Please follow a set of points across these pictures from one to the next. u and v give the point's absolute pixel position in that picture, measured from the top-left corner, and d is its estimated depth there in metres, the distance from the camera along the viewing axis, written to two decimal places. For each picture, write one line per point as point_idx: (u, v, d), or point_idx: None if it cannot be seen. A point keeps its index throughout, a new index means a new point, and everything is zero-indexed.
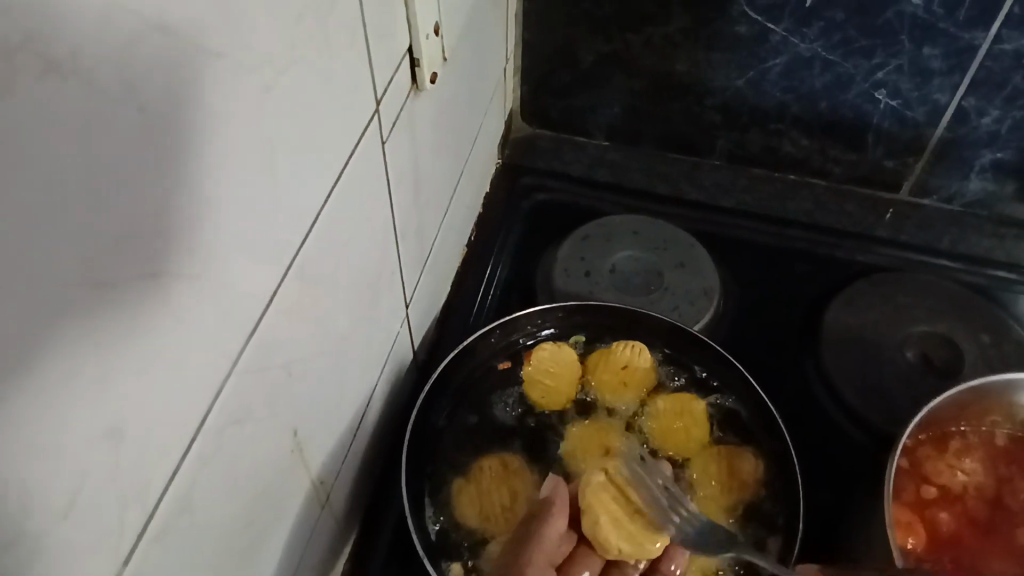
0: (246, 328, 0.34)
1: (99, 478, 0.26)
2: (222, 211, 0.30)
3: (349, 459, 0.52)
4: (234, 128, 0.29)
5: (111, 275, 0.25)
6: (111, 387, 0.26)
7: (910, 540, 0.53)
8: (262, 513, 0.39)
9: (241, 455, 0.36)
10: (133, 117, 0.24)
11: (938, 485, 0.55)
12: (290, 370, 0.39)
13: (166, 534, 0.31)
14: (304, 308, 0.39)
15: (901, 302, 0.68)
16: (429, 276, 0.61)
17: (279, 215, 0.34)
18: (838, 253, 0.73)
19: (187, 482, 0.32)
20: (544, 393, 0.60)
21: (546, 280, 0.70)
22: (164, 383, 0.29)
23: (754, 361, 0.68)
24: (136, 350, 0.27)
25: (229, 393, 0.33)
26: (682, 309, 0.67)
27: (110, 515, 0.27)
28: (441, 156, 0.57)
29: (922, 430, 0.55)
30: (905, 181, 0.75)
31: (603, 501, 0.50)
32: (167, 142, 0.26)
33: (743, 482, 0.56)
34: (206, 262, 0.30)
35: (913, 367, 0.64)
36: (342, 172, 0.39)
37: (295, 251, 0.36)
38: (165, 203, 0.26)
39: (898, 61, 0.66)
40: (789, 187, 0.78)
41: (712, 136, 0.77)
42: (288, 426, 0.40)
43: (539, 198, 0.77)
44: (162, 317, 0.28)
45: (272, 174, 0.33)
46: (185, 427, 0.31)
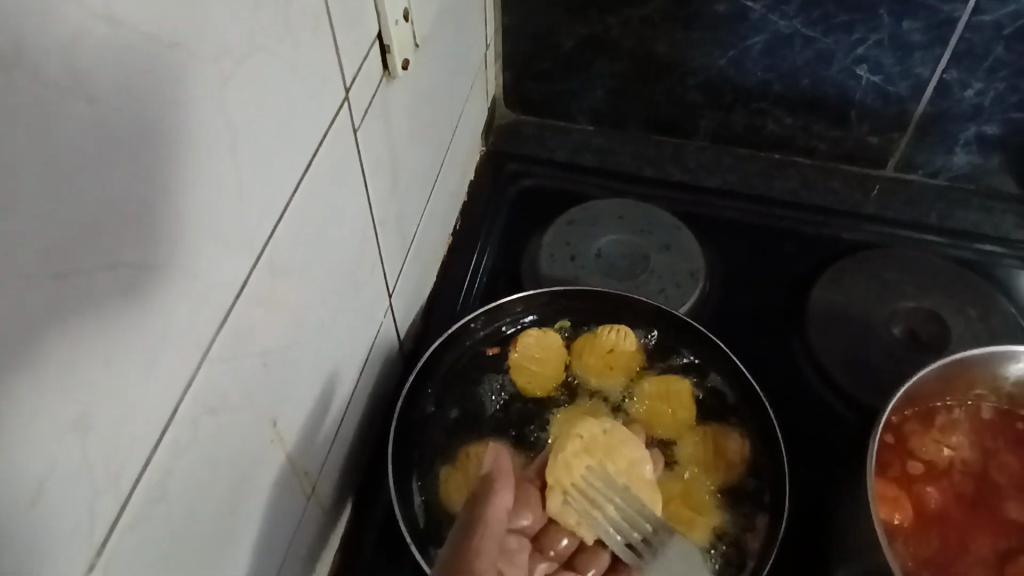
0: (218, 318, 0.34)
1: (66, 471, 0.26)
2: (187, 199, 0.30)
3: (336, 447, 0.52)
4: (194, 120, 0.29)
5: (72, 267, 0.25)
6: (77, 378, 0.26)
7: (896, 515, 0.53)
8: (242, 503, 0.40)
9: (219, 447, 0.36)
10: (84, 109, 0.24)
11: (923, 460, 0.55)
12: (267, 362, 0.39)
13: (141, 523, 0.31)
14: (278, 297, 0.39)
15: (886, 277, 0.68)
16: (412, 265, 0.61)
17: (246, 206, 0.34)
18: (824, 231, 0.74)
19: (162, 474, 0.32)
20: (530, 378, 0.60)
21: (533, 266, 0.70)
22: (133, 375, 0.29)
23: (741, 340, 0.68)
24: (103, 341, 0.27)
25: (202, 385, 0.33)
26: (668, 292, 0.68)
27: (79, 505, 0.27)
28: (419, 144, 0.56)
29: (907, 405, 0.55)
30: (891, 157, 0.75)
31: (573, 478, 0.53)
32: (125, 134, 0.26)
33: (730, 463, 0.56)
34: (172, 251, 0.30)
35: (899, 342, 0.64)
36: (312, 161, 0.39)
37: (264, 241, 0.36)
38: (126, 195, 0.26)
39: (878, 36, 0.65)
40: (774, 166, 0.78)
41: (696, 117, 0.77)
42: (267, 414, 0.40)
43: (525, 183, 0.77)
44: (129, 307, 0.28)
45: (237, 165, 0.33)
46: (157, 418, 0.31)
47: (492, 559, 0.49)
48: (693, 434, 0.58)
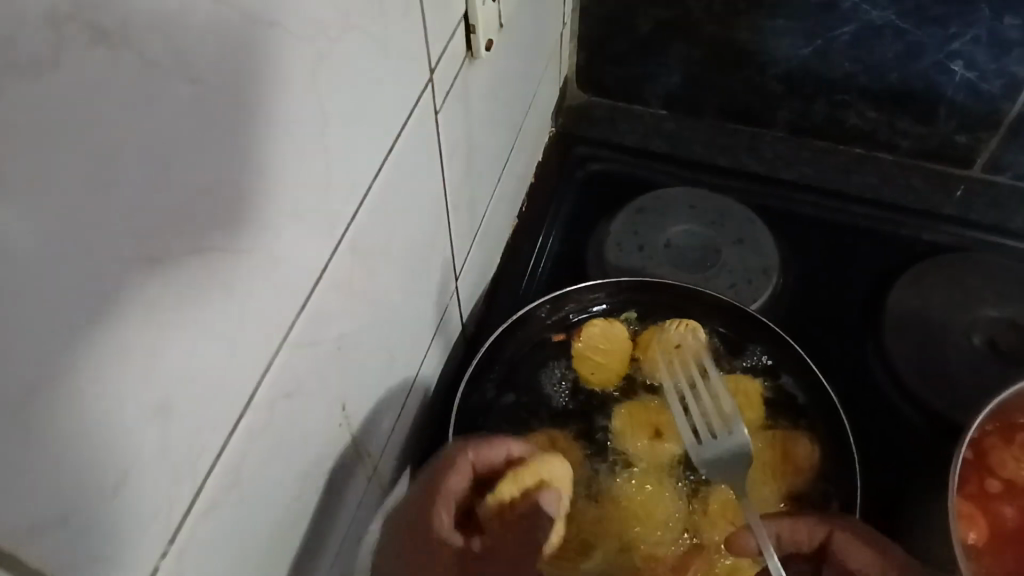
0: (297, 304, 0.33)
1: (149, 455, 0.26)
2: (274, 182, 0.29)
3: (398, 430, 0.51)
4: (285, 101, 0.28)
5: (164, 250, 0.24)
6: (162, 364, 0.25)
7: (971, 533, 0.52)
8: (311, 485, 0.40)
9: (291, 432, 0.36)
10: (186, 89, 0.23)
11: (1002, 478, 0.53)
12: (341, 346, 0.38)
13: (215, 507, 0.31)
14: (355, 283, 0.38)
15: (968, 283, 0.65)
16: (479, 248, 0.60)
17: (330, 190, 0.33)
18: (903, 232, 0.71)
19: (236, 458, 0.32)
20: (593, 369, 0.59)
21: (598, 256, 0.69)
22: (215, 359, 0.28)
23: (810, 340, 0.67)
24: (189, 325, 0.26)
25: (279, 369, 0.33)
26: (738, 288, 0.66)
27: (159, 489, 0.27)
28: (494, 126, 0.55)
29: (989, 420, 0.53)
30: (978, 157, 0.72)
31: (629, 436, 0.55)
32: (221, 115, 0.25)
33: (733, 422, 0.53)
34: (259, 234, 0.29)
35: (980, 352, 0.62)
36: (395, 143, 0.39)
37: (346, 225, 0.36)
38: (217, 178, 0.26)
39: (975, 31, 0.62)
40: (854, 161, 0.75)
41: (775, 107, 0.74)
42: (338, 397, 0.40)
43: (592, 167, 0.76)
44: (214, 291, 0.27)
45: (324, 148, 0.32)
46: (235, 403, 0.30)
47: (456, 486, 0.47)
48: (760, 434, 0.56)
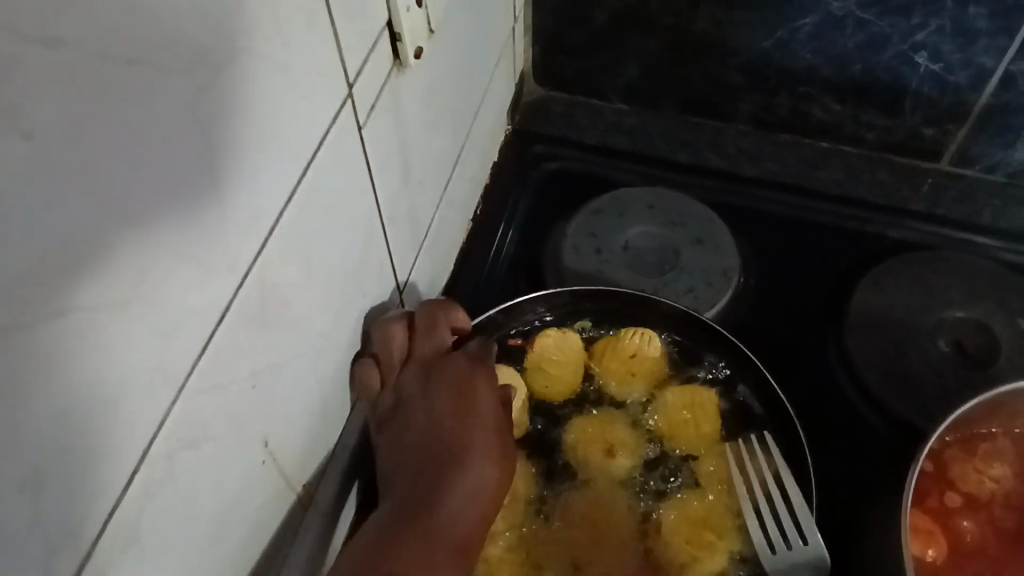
0: (196, 348, 0.31)
1: (14, 534, 0.24)
2: (154, 226, 0.27)
3: (337, 455, 0.49)
4: (157, 140, 0.26)
5: (6, 321, 0.22)
6: (18, 439, 0.23)
7: (929, 550, 0.50)
8: (231, 528, 0.37)
9: (199, 478, 0.33)
10: (19, 145, 0.21)
11: (963, 491, 0.52)
12: (256, 383, 0.36)
13: (107, 572, 0.29)
14: (269, 315, 0.36)
15: (932, 282, 0.64)
16: (426, 256, 0.58)
17: (229, 224, 0.31)
18: (869, 228, 0.69)
19: (132, 516, 0.29)
20: (545, 382, 0.57)
21: (555, 258, 0.67)
22: (92, 422, 0.26)
23: (770, 343, 0.65)
24: (53, 390, 0.24)
25: (178, 419, 0.31)
26: (698, 292, 0.64)
27: (30, 565, 0.25)
28: (435, 131, 0.53)
29: (950, 432, 0.51)
30: (945, 150, 0.70)
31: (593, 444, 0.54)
32: (76, 167, 0.23)
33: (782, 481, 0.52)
34: (141, 283, 0.27)
35: (943, 355, 0.60)
36: (309, 164, 0.36)
37: (251, 257, 0.33)
38: (73, 235, 0.23)
39: (939, 21, 0.60)
40: (818, 155, 0.73)
41: (737, 100, 0.72)
42: (258, 435, 0.38)
43: (549, 166, 0.73)
44: (88, 351, 0.25)
45: (216, 180, 0.30)
46: (123, 462, 0.28)
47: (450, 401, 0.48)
48: (715, 449, 0.55)
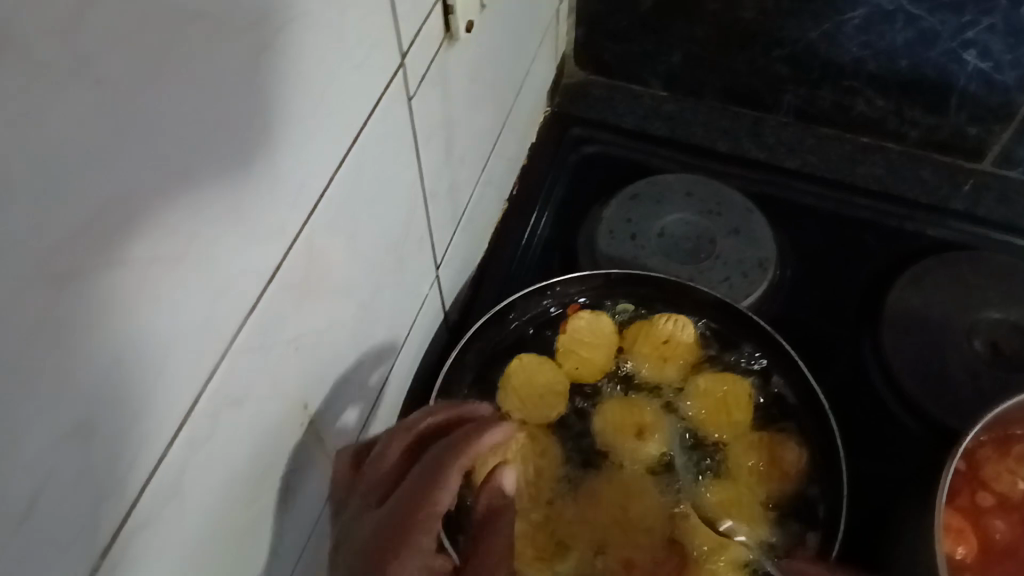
0: (243, 308, 0.31)
1: (68, 479, 0.24)
2: (210, 184, 0.27)
3: (369, 427, 0.50)
4: (215, 100, 0.26)
5: (75, 265, 0.22)
6: (78, 385, 0.23)
7: (959, 548, 0.50)
8: (267, 489, 0.38)
9: (241, 436, 0.34)
10: (92, 92, 0.21)
11: (996, 492, 0.51)
12: (300, 346, 0.37)
13: (151, 523, 0.29)
14: (315, 280, 0.36)
15: (971, 282, 0.63)
16: (463, 234, 0.58)
17: (279, 190, 0.31)
18: (908, 226, 0.68)
19: (175, 473, 0.30)
20: (577, 364, 0.57)
21: (590, 241, 0.67)
22: (142, 376, 0.26)
23: (803, 336, 0.64)
24: (111, 340, 0.24)
25: (225, 377, 0.31)
26: (732, 281, 0.63)
27: (82, 512, 0.25)
28: (478, 109, 0.53)
29: (985, 431, 0.50)
30: (989, 150, 0.69)
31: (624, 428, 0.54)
32: (141, 117, 0.23)
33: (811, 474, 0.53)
34: (196, 240, 0.27)
35: (979, 356, 0.59)
36: (361, 131, 0.36)
37: (302, 220, 0.34)
38: (138, 184, 0.23)
39: (991, 19, 0.59)
40: (859, 150, 0.72)
41: (780, 91, 0.71)
42: (298, 397, 0.38)
43: (587, 150, 0.73)
44: (145, 303, 0.25)
45: (270, 141, 0.30)
46: (169, 419, 0.28)
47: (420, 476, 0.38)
48: (747, 437, 0.54)
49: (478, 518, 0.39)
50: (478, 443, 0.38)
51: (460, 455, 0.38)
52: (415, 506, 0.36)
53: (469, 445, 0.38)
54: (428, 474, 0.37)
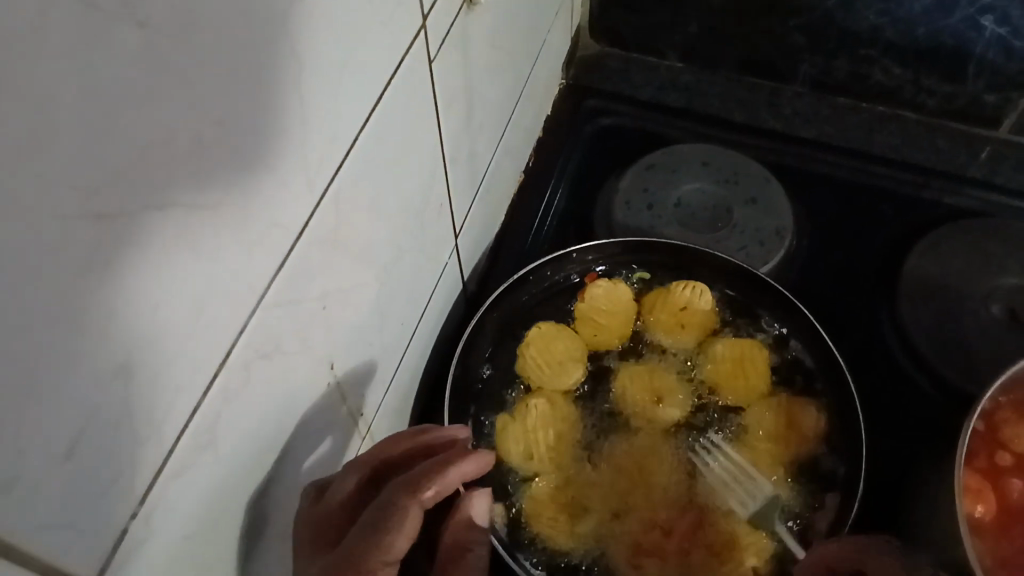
0: (273, 262, 0.32)
1: (108, 418, 0.25)
2: (243, 135, 0.28)
3: (390, 391, 0.51)
4: (250, 51, 0.27)
5: (118, 205, 0.23)
6: (117, 325, 0.24)
7: (978, 507, 0.50)
8: (294, 446, 0.39)
9: (270, 391, 0.34)
10: (135, 34, 0.22)
11: (1015, 453, 0.51)
12: (327, 305, 0.37)
13: (186, 470, 0.30)
14: (340, 238, 0.37)
15: (988, 249, 0.63)
16: (481, 204, 0.58)
17: (307, 148, 0.32)
18: (924, 194, 0.68)
19: (209, 423, 0.30)
20: (595, 331, 0.57)
21: (606, 212, 0.67)
22: (181, 321, 0.27)
23: (819, 304, 0.65)
24: (148, 284, 0.25)
25: (256, 329, 0.32)
26: (749, 250, 0.64)
27: (122, 453, 0.26)
28: (496, 78, 0.53)
29: (1002, 392, 0.50)
30: (1006, 117, 0.68)
31: (641, 391, 0.55)
32: (180, 64, 0.24)
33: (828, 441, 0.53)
34: (227, 190, 0.28)
35: (998, 322, 0.59)
36: (384, 92, 0.37)
37: (329, 177, 0.34)
38: (176, 130, 0.24)
39: None
40: (876, 119, 0.72)
41: (796, 61, 0.71)
42: (324, 356, 0.39)
43: (602, 122, 0.73)
44: (179, 249, 0.26)
45: (301, 97, 0.30)
46: (204, 367, 0.29)
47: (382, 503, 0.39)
48: (764, 401, 0.54)
49: (445, 552, 0.44)
50: (435, 479, 0.39)
51: (414, 493, 0.38)
52: (364, 548, 0.37)
53: (423, 482, 0.39)
54: (379, 513, 0.38)
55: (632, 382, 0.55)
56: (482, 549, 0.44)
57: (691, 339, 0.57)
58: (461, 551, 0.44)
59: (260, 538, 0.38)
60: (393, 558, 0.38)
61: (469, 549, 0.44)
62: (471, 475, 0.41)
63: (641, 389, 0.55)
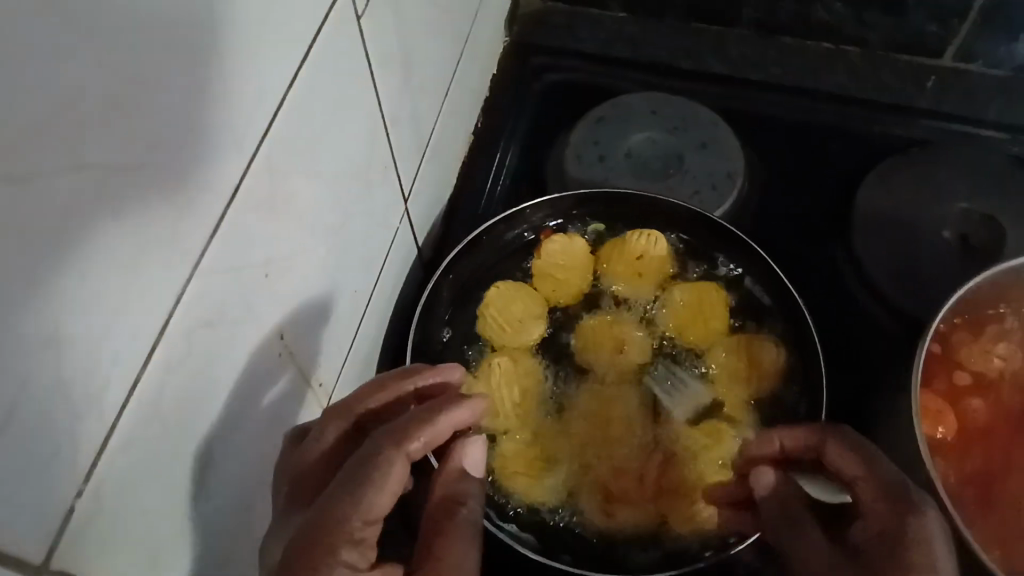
0: (206, 229, 0.31)
1: (44, 390, 0.24)
2: (162, 95, 0.27)
3: (349, 359, 0.50)
4: (163, 7, 0.26)
5: (33, 168, 0.22)
6: (44, 294, 0.24)
7: (939, 429, 0.51)
8: (250, 416, 0.38)
9: (215, 360, 0.34)
10: None
11: (972, 372, 0.52)
12: (268, 272, 0.37)
13: (134, 443, 0.29)
14: (276, 203, 0.36)
15: (937, 177, 0.63)
16: (430, 167, 0.58)
17: (232, 108, 0.31)
18: (872, 127, 0.68)
19: (153, 394, 0.30)
20: (553, 286, 0.57)
21: (558, 168, 0.67)
22: (114, 288, 0.27)
23: (774, 244, 0.65)
24: (73, 251, 0.24)
25: (194, 298, 0.31)
26: (703, 194, 0.64)
27: (62, 425, 0.26)
28: (434, 36, 0.52)
29: (956, 313, 0.51)
30: (950, 46, 0.68)
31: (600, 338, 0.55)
32: (85, 21, 0.23)
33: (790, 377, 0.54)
34: (148, 152, 0.27)
35: (951, 248, 0.60)
36: (311, 51, 0.36)
37: (258, 141, 0.34)
38: (89, 88, 0.24)
39: None
40: (822, 57, 0.72)
41: (738, 3, 0.71)
42: (271, 324, 0.38)
43: (550, 79, 0.73)
44: (103, 214, 0.25)
45: (221, 56, 0.30)
46: (142, 336, 0.29)
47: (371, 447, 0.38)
48: (723, 342, 0.55)
49: (436, 506, 0.41)
50: (424, 430, 0.39)
51: (401, 445, 0.38)
52: (355, 490, 0.36)
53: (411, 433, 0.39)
54: (365, 463, 0.37)
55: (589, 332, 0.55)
56: (475, 503, 0.42)
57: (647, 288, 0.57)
58: (452, 504, 0.41)
59: (221, 510, 0.38)
60: (375, 516, 0.36)
61: (462, 503, 0.41)
62: (461, 422, 0.42)
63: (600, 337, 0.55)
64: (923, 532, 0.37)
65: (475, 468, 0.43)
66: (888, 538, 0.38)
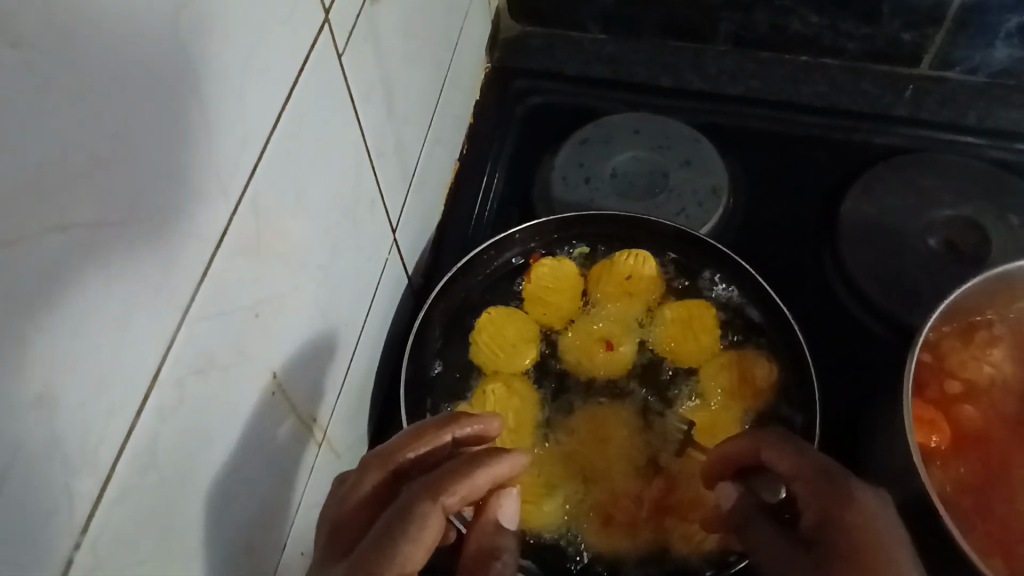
0: (195, 274, 0.31)
1: (38, 447, 0.24)
2: (144, 148, 0.27)
3: (344, 392, 0.50)
4: (142, 61, 0.26)
5: (18, 229, 0.22)
6: (34, 351, 0.24)
7: (933, 437, 0.51)
8: (246, 459, 0.38)
9: (209, 405, 0.34)
10: (11, 53, 0.21)
11: (963, 379, 0.53)
12: (260, 314, 0.37)
13: (130, 495, 0.29)
14: (264, 244, 0.36)
15: (921, 184, 0.64)
16: (417, 195, 0.58)
17: (217, 155, 0.31)
18: (854, 137, 0.69)
19: (148, 444, 0.30)
20: (544, 311, 0.57)
21: (544, 190, 0.67)
22: (105, 341, 0.27)
23: (763, 257, 0.65)
24: (61, 306, 0.24)
25: (185, 344, 0.31)
26: (689, 212, 0.64)
27: (57, 482, 0.26)
28: (415, 66, 0.52)
29: (944, 322, 0.52)
30: (926, 54, 0.69)
31: (588, 329, 0.57)
32: (65, 79, 0.23)
33: (783, 391, 0.54)
34: (132, 205, 0.27)
35: (937, 254, 0.60)
36: (294, 90, 0.36)
37: (244, 181, 0.34)
38: (73, 147, 0.24)
39: None
40: (800, 69, 0.72)
41: (715, 19, 0.72)
42: (263, 364, 0.38)
43: (533, 101, 0.74)
44: (90, 268, 0.25)
45: (203, 104, 0.30)
46: (135, 387, 0.29)
47: (410, 495, 0.39)
48: (715, 360, 0.55)
49: (471, 559, 0.43)
50: (462, 483, 0.39)
51: (439, 497, 0.38)
52: (388, 545, 0.37)
53: (448, 486, 0.39)
54: (400, 515, 0.38)
55: (579, 326, 0.57)
56: (510, 557, 0.43)
57: (639, 308, 0.58)
58: (488, 558, 0.42)
59: (221, 554, 0.37)
60: (409, 570, 0.37)
61: (496, 557, 0.42)
62: (499, 475, 0.41)
63: (587, 329, 0.57)
64: (860, 520, 0.37)
65: (509, 521, 0.44)
66: (829, 531, 0.38)
